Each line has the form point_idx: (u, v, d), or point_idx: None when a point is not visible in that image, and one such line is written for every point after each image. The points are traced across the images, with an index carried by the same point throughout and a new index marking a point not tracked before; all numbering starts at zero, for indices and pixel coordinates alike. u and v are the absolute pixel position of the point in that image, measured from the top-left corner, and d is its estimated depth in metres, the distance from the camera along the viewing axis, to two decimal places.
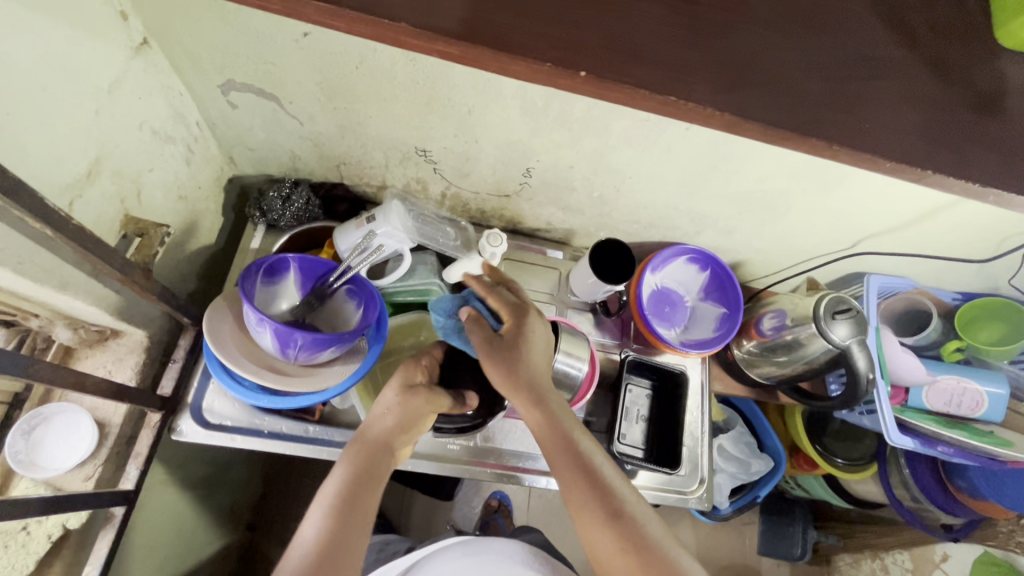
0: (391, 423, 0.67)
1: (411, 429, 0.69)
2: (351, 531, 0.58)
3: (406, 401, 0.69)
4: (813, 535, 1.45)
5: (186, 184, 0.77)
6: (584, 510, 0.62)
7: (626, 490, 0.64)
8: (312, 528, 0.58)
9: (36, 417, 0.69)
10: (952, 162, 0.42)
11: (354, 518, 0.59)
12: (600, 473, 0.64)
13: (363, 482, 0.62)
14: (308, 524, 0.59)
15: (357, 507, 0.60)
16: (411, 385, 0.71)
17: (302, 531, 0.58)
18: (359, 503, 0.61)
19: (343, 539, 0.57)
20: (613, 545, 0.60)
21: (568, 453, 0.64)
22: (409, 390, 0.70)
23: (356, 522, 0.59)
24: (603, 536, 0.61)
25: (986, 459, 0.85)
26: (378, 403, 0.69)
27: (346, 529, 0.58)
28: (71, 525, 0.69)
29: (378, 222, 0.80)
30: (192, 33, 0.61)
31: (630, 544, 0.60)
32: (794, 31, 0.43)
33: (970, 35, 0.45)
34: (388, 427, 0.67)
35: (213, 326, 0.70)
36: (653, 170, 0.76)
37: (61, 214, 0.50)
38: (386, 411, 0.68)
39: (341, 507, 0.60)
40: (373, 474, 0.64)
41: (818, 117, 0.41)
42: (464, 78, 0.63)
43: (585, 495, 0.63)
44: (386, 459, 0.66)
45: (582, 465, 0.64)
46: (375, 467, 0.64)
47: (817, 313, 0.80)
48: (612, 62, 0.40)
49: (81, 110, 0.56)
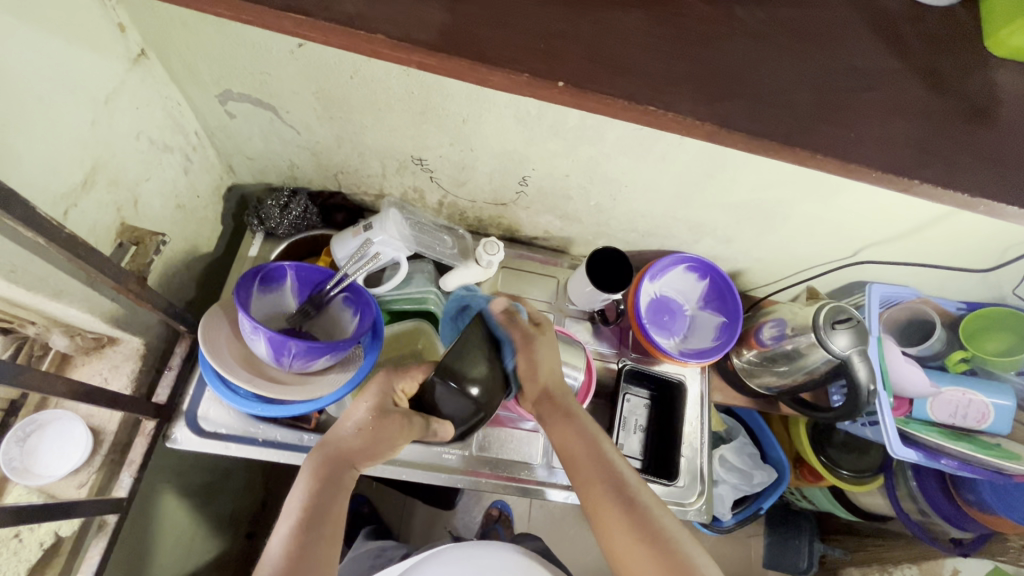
0: (359, 439, 0.63)
1: (383, 445, 0.64)
2: (320, 545, 0.56)
3: (376, 412, 0.65)
4: (820, 547, 1.42)
5: (184, 193, 0.77)
6: (600, 502, 0.63)
7: (626, 476, 0.65)
8: (279, 542, 0.56)
9: (31, 424, 0.70)
10: (941, 172, 0.41)
11: (324, 531, 0.57)
12: (603, 454, 0.66)
13: (328, 493, 0.59)
14: (275, 538, 0.57)
15: (325, 519, 0.58)
16: (386, 405, 0.66)
17: (270, 546, 0.56)
18: (328, 517, 0.58)
19: (313, 552, 0.56)
20: (612, 510, 0.62)
21: (586, 441, 0.67)
22: (384, 413, 0.65)
23: (326, 536, 0.57)
24: (608, 507, 0.62)
25: (992, 472, 0.83)
26: (348, 418, 0.65)
27: (315, 542, 0.56)
28: (63, 532, 0.69)
29: (375, 230, 0.81)
30: (187, 43, 0.62)
31: (625, 510, 0.62)
32: (778, 40, 0.43)
33: (960, 43, 0.45)
34: (353, 439, 0.63)
35: (208, 334, 0.70)
36: (649, 178, 0.75)
37: (52, 222, 0.50)
38: (355, 426, 0.64)
39: (307, 521, 0.57)
40: (338, 486, 0.60)
41: (802, 126, 0.41)
42: (457, 87, 0.63)
43: (596, 486, 0.64)
44: (349, 473, 0.62)
45: (590, 439, 0.67)
46: (340, 480, 0.61)
47: (817, 323, 0.79)
48: (595, 73, 0.40)
49: (77, 121, 0.57)
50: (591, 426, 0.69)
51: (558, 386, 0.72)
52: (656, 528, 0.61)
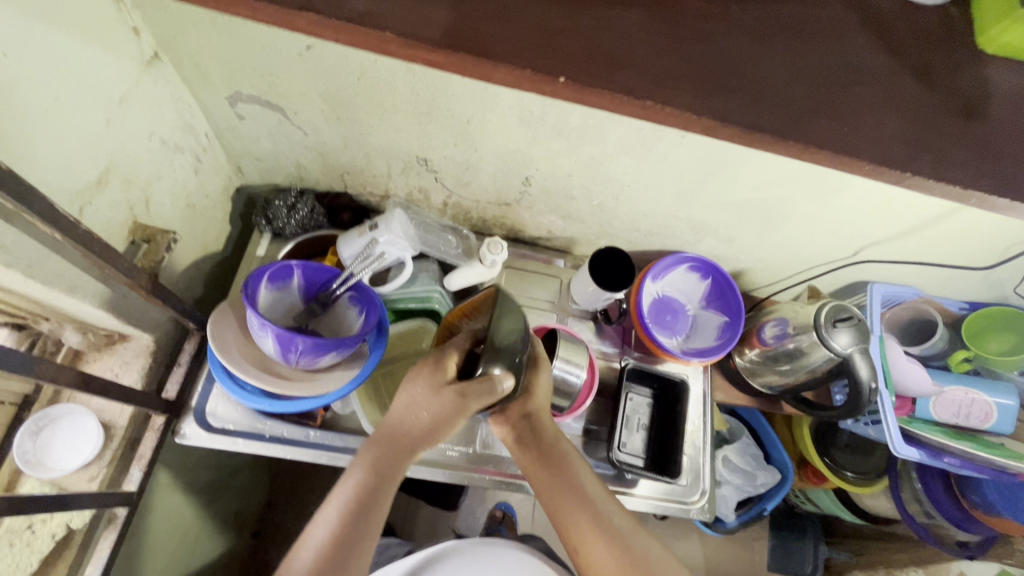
0: (413, 429, 0.63)
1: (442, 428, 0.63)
2: (363, 535, 0.59)
3: (434, 394, 0.63)
4: (825, 551, 1.42)
5: (194, 193, 0.79)
6: (595, 557, 0.65)
7: (618, 515, 0.68)
8: (323, 532, 0.59)
9: (44, 418, 0.71)
10: (934, 166, 0.42)
11: (369, 522, 0.60)
12: (601, 510, 0.67)
13: (377, 489, 0.61)
14: (318, 525, 0.60)
15: (373, 512, 0.60)
16: (441, 385, 0.64)
17: (313, 531, 0.59)
18: (374, 508, 0.60)
19: (353, 547, 0.58)
20: (610, 561, 0.65)
21: (577, 500, 0.67)
22: (439, 394, 0.63)
23: (369, 528, 0.60)
24: (587, 529, 0.65)
25: (995, 471, 0.82)
26: (403, 400, 0.64)
27: (359, 533, 0.59)
28: (74, 525, 0.70)
29: (380, 229, 0.82)
30: (198, 45, 0.63)
31: (620, 558, 0.65)
32: (775, 38, 0.44)
33: (954, 41, 0.46)
34: (410, 428, 0.63)
35: (218, 331, 0.71)
36: (650, 178, 0.76)
37: (69, 218, 0.51)
38: (411, 410, 0.63)
39: (354, 512, 0.60)
40: (387, 481, 0.62)
41: (798, 122, 0.42)
42: (461, 88, 0.64)
43: (596, 542, 0.65)
44: (404, 462, 0.63)
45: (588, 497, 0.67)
46: (393, 472, 0.62)
47: (818, 321, 0.80)
48: (595, 69, 0.41)
49: (92, 121, 0.58)
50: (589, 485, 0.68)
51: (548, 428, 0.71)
52: (634, 552, 0.65)
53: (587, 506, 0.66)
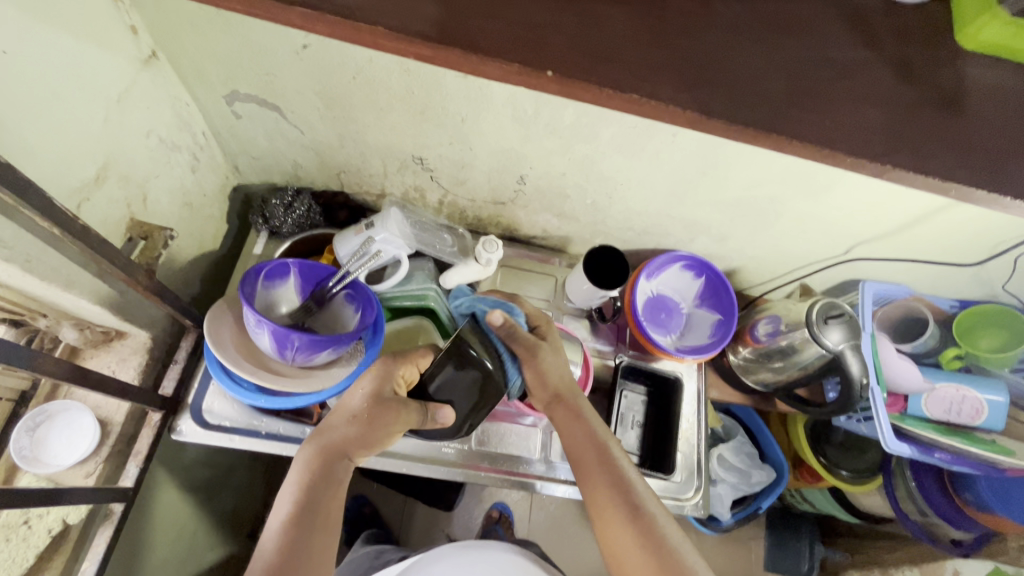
0: (353, 431, 0.63)
1: (384, 432, 0.65)
2: (312, 537, 0.57)
3: (371, 397, 0.65)
4: (821, 550, 1.42)
5: (191, 191, 0.80)
6: (594, 485, 0.66)
7: (616, 450, 0.69)
8: (270, 538, 0.57)
9: (41, 414, 0.71)
10: (913, 159, 0.43)
11: (315, 526, 0.58)
12: (600, 440, 0.69)
13: (320, 489, 0.60)
14: (266, 532, 0.58)
15: (318, 512, 0.59)
16: (383, 393, 0.66)
17: (262, 539, 0.57)
18: (318, 510, 0.59)
19: (303, 547, 0.57)
20: (605, 499, 0.65)
21: (587, 433, 0.70)
22: (378, 398, 0.65)
23: (317, 531, 0.58)
24: (585, 458, 0.69)
25: (985, 466, 0.84)
26: (344, 408, 0.65)
27: (307, 534, 0.57)
28: (71, 521, 0.70)
29: (377, 228, 0.84)
30: (196, 44, 0.64)
31: (615, 492, 0.65)
32: (759, 35, 0.45)
33: (934, 40, 0.47)
34: (347, 431, 0.63)
35: (214, 328, 0.71)
36: (643, 176, 0.77)
37: (68, 214, 0.52)
38: (348, 417, 0.64)
39: (298, 514, 0.58)
40: (330, 481, 0.61)
41: (781, 116, 0.43)
42: (455, 86, 0.65)
43: (594, 472, 0.67)
44: (343, 465, 0.63)
45: (594, 436, 0.69)
46: (334, 473, 0.62)
47: (810, 318, 0.80)
48: (584, 64, 0.42)
49: (90, 118, 0.59)
50: (597, 424, 0.71)
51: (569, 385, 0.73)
52: (623, 480, 0.66)
53: (585, 438, 0.69)
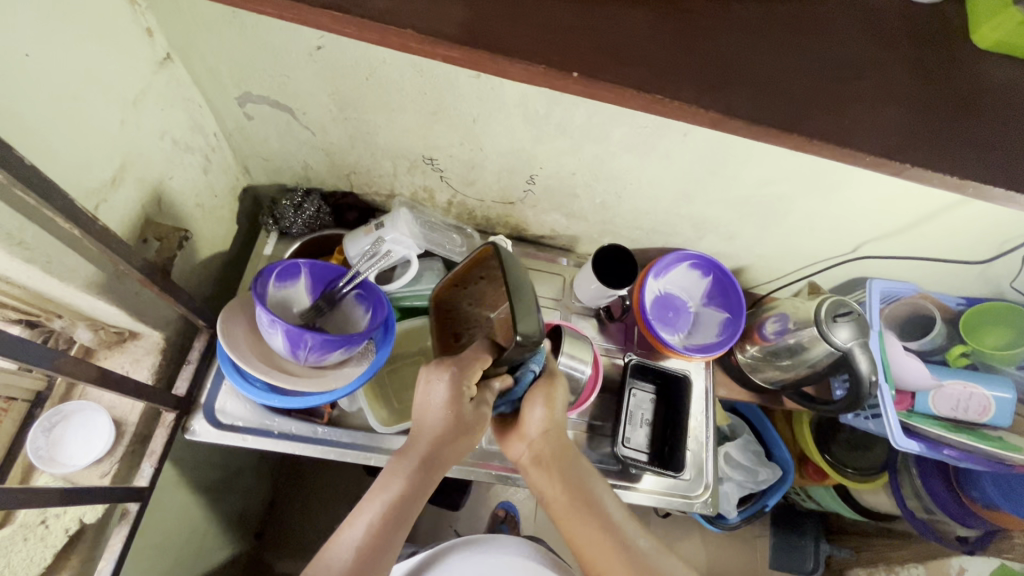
0: (449, 442, 0.62)
1: (472, 436, 0.64)
2: (395, 543, 0.59)
3: (455, 408, 0.60)
4: (826, 547, 1.42)
5: (203, 192, 0.80)
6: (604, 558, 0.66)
7: (620, 513, 0.70)
8: (359, 536, 0.59)
9: (56, 415, 0.72)
10: (927, 157, 0.43)
11: (403, 530, 0.60)
12: (607, 512, 0.69)
13: (416, 497, 0.61)
14: (352, 528, 0.59)
15: (403, 520, 0.60)
16: (465, 408, 0.61)
17: (346, 534, 0.59)
18: (408, 517, 0.61)
19: (386, 552, 0.59)
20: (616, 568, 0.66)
21: (588, 506, 0.68)
22: (469, 414, 0.61)
23: (402, 536, 0.60)
24: (585, 524, 0.67)
25: (993, 463, 0.83)
26: (431, 413, 0.61)
27: (393, 540, 0.59)
28: (87, 521, 0.72)
29: (387, 228, 0.84)
30: (211, 46, 0.64)
31: (632, 569, 0.65)
32: (775, 35, 0.45)
33: (945, 39, 0.47)
34: (434, 442, 0.62)
35: (228, 328, 0.72)
36: (653, 176, 0.77)
37: (88, 215, 0.52)
38: (448, 431, 0.61)
39: (392, 520, 0.60)
40: (423, 489, 0.62)
41: (799, 116, 0.43)
42: (468, 87, 0.65)
43: (604, 543, 0.67)
44: (438, 472, 0.63)
45: (599, 508, 0.68)
46: (428, 481, 0.63)
47: (818, 316, 0.81)
48: (603, 65, 0.42)
49: (108, 119, 0.59)
50: (598, 496, 0.70)
51: (559, 441, 0.72)
52: (636, 546, 0.67)
53: (590, 509, 0.68)
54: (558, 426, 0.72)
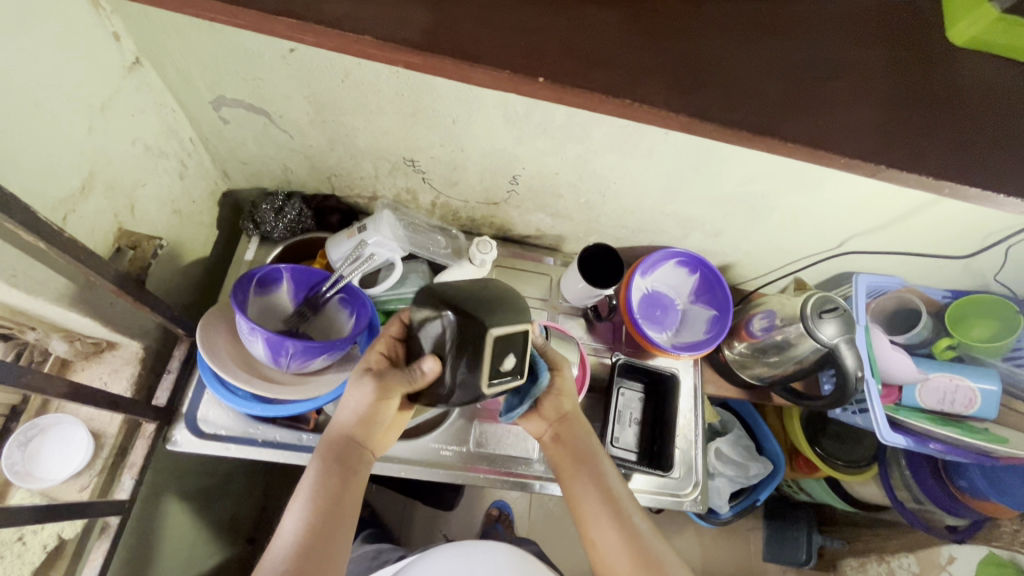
0: (351, 418, 0.63)
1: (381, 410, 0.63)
2: (332, 527, 0.59)
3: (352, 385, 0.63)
4: (818, 539, 1.43)
5: (180, 198, 0.79)
6: (591, 524, 0.66)
7: (621, 489, 0.68)
8: (293, 524, 0.58)
9: (33, 429, 0.72)
10: (905, 157, 0.43)
11: (337, 513, 0.60)
12: (602, 476, 0.69)
13: (339, 476, 0.62)
14: (289, 518, 0.59)
15: (335, 504, 0.60)
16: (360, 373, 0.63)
17: (285, 525, 0.59)
18: (339, 498, 0.61)
19: (325, 536, 0.58)
20: (605, 531, 0.65)
21: (588, 469, 0.69)
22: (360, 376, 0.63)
23: (341, 521, 0.60)
24: (575, 483, 0.69)
25: (978, 455, 0.84)
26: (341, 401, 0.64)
27: (328, 523, 0.59)
28: (66, 535, 0.71)
29: (370, 231, 0.82)
30: (179, 50, 0.63)
31: (624, 538, 0.64)
32: (750, 34, 0.44)
33: (924, 36, 0.47)
34: (354, 421, 0.63)
35: (207, 336, 0.71)
36: (636, 175, 0.77)
37: (53, 226, 0.51)
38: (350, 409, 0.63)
39: (322, 501, 0.60)
40: (346, 470, 0.62)
41: (775, 117, 0.43)
42: (445, 88, 0.64)
43: (593, 507, 0.67)
44: (356, 453, 0.64)
45: (598, 476, 0.68)
46: (348, 462, 0.63)
47: (804, 312, 0.80)
48: (575, 69, 0.41)
49: (74, 128, 0.58)
50: (601, 468, 0.69)
51: (576, 424, 0.72)
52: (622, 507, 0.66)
53: (590, 475, 0.68)
54: (571, 410, 0.73)
